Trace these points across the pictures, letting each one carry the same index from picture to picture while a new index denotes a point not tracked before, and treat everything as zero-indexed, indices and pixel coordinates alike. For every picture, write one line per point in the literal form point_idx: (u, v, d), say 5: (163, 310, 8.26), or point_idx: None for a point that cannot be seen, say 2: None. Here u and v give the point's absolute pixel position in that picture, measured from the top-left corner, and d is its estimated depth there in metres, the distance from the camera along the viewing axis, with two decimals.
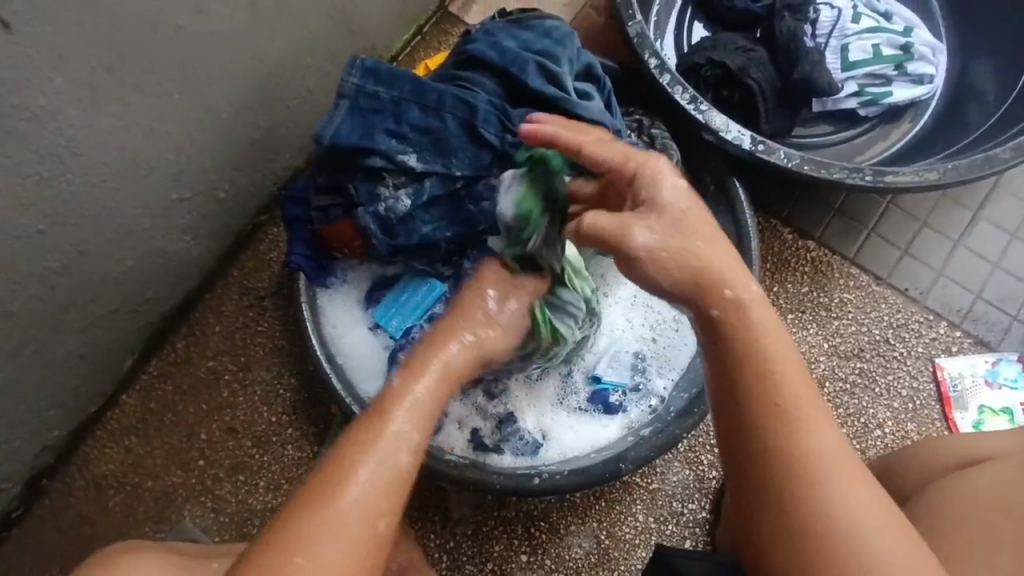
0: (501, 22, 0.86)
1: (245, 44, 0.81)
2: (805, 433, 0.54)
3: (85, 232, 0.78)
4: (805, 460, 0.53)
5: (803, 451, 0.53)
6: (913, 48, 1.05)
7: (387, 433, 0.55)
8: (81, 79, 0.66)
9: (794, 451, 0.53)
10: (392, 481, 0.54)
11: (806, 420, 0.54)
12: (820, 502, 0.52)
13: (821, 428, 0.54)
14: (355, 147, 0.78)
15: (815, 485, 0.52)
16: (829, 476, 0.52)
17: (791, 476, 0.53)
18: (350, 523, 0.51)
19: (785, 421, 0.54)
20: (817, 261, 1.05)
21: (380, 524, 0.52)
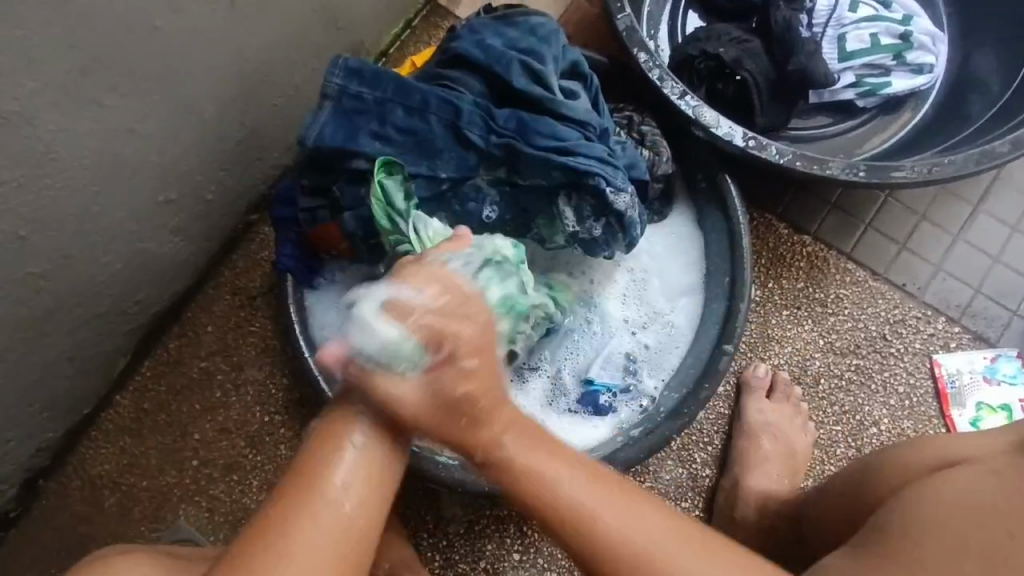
0: (486, 18, 0.84)
1: (226, 44, 0.80)
2: (568, 504, 0.59)
3: (68, 235, 0.77)
4: (619, 553, 0.58)
5: (586, 527, 0.58)
6: (913, 37, 1.02)
7: (339, 465, 0.57)
8: (56, 83, 0.65)
9: (589, 536, 0.58)
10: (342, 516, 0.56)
11: (589, 513, 0.59)
12: (639, 552, 0.58)
13: (600, 507, 0.59)
14: (339, 149, 0.78)
15: (628, 563, 0.58)
16: (640, 552, 0.58)
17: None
18: (330, 544, 0.55)
19: (570, 515, 0.59)
20: (813, 257, 1.03)
21: (358, 529, 0.56)
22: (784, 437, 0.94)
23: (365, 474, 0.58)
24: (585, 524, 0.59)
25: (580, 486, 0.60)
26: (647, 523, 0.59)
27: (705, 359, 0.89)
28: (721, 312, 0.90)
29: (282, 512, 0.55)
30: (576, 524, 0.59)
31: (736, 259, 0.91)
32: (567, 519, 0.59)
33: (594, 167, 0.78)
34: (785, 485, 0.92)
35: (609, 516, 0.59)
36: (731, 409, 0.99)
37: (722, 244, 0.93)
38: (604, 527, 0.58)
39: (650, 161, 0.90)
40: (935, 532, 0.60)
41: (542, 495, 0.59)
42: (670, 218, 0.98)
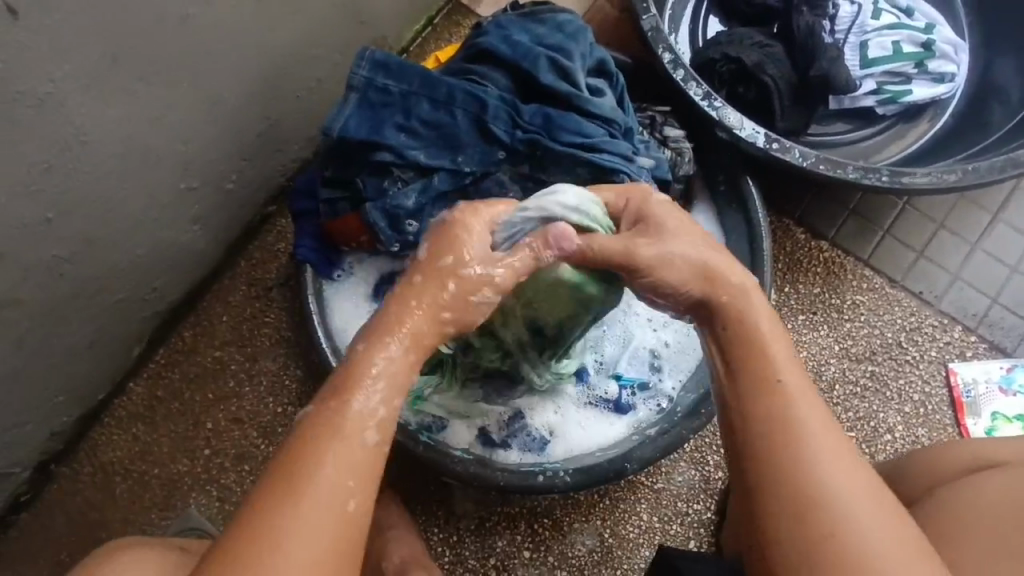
0: (513, 15, 0.85)
1: (254, 34, 0.81)
2: (816, 429, 0.54)
3: (92, 220, 0.78)
4: (807, 471, 0.52)
5: (807, 452, 0.53)
6: (935, 46, 1.02)
7: (354, 425, 0.52)
8: (89, 68, 0.66)
9: (795, 455, 0.53)
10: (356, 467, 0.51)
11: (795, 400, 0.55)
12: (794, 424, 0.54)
13: (818, 421, 0.55)
14: (363, 141, 0.78)
15: (826, 496, 0.51)
16: (835, 482, 0.52)
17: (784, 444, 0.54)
18: (321, 506, 0.48)
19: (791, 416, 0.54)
20: (830, 262, 1.03)
21: (349, 506, 0.50)
22: None
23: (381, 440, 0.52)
24: (793, 429, 0.54)
25: (794, 370, 0.57)
26: (841, 450, 0.54)
27: None
28: None
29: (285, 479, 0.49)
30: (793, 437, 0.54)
31: (756, 262, 0.90)
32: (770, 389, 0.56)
33: (618, 165, 0.79)
34: None
35: (818, 433, 0.54)
36: None
37: (742, 247, 0.93)
38: (820, 448, 0.53)
39: (672, 161, 0.90)
40: (966, 530, 0.60)
41: (758, 378, 0.56)
42: (692, 216, 0.98)
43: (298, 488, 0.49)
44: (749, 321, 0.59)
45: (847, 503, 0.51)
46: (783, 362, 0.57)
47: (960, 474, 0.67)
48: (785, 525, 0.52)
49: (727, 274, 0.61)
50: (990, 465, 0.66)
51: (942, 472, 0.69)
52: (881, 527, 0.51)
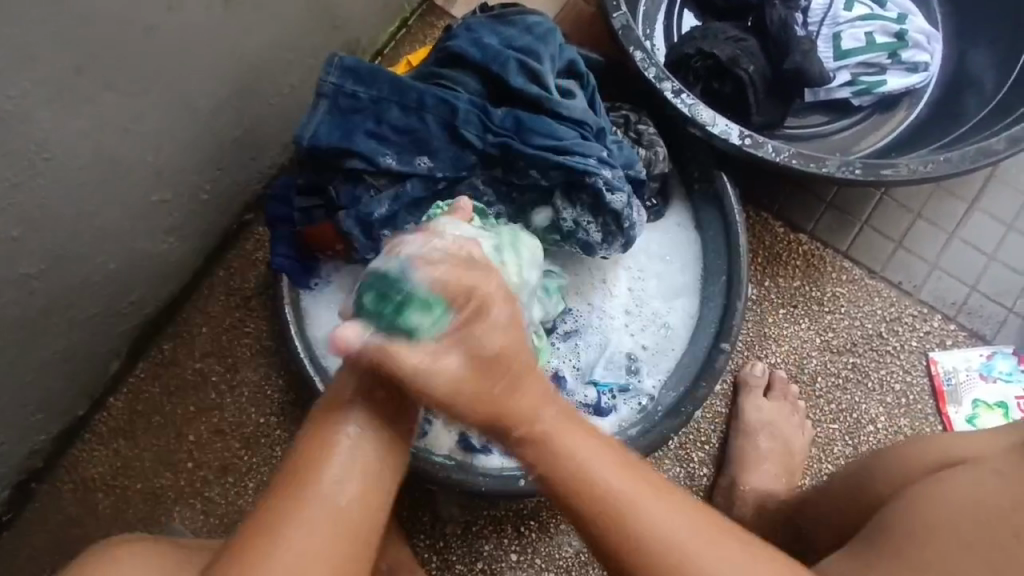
0: (483, 17, 0.84)
1: (221, 41, 0.80)
2: (602, 485, 0.57)
3: (62, 236, 0.77)
4: (669, 553, 0.56)
5: (660, 542, 0.56)
6: (908, 35, 1.02)
7: (335, 449, 0.59)
8: (50, 83, 0.65)
9: (621, 518, 0.57)
10: (345, 521, 0.57)
11: (623, 509, 0.57)
12: (657, 543, 0.56)
13: (644, 502, 0.57)
14: (333, 147, 0.77)
15: (643, 542, 0.56)
16: (647, 520, 0.57)
17: (601, 520, 0.57)
18: (316, 520, 0.56)
19: (572, 472, 0.57)
20: (809, 255, 1.03)
21: (339, 503, 0.57)
22: (781, 434, 0.94)
23: (363, 439, 0.60)
24: (624, 518, 0.57)
25: (613, 472, 0.58)
26: (685, 529, 0.57)
27: (701, 358, 0.89)
28: (719, 310, 0.90)
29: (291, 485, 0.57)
30: (588, 495, 0.57)
31: (732, 260, 0.90)
32: (586, 492, 0.57)
33: (590, 167, 0.78)
34: (783, 485, 0.91)
35: (709, 569, 0.56)
36: (729, 408, 0.98)
37: (719, 244, 0.93)
38: (639, 508, 0.57)
39: (646, 160, 0.90)
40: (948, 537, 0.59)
41: (550, 450, 0.58)
42: (666, 217, 0.98)
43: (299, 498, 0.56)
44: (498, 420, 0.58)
45: (699, 562, 0.56)
46: (599, 468, 0.58)
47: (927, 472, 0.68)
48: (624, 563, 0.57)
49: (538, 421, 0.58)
50: (955, 462, 0.67)
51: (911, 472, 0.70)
52: (728, 565, 0.56)
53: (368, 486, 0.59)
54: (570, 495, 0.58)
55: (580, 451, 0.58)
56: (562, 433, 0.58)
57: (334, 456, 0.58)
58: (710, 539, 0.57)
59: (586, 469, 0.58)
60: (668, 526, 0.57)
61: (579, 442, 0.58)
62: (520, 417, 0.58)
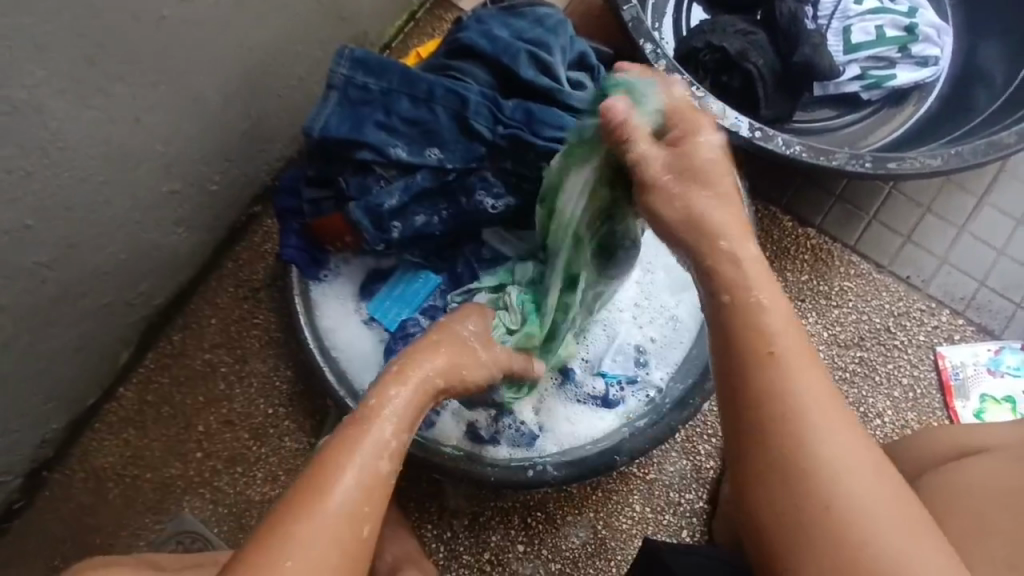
0: (494, 9, 0.84)
1: (232, 32, 0.80)
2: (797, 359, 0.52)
3: (74, 225, 0.77)
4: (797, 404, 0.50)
5: (822, 472, 0.48)
6: (918, 29, 1.02)
7: (366, 446, 0.56)
8: (63, 72, 0.65)
9: (788, 422, 0.50)
10: (376, 487, 0.54)
11: (795, 377, 0.51)
12: (817, 458, 0.49)
13: (805, 366, 0.52)
14: (344, 139, 0.78)
15: (835, 481, 0.48)
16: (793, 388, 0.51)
17: (768, 418, 0.50)
18: (330, 525, 0.51)
19: (774, 371, 0.51)
20: (817, 249, 1.03)
21: (362, 526, 0.52)
22: None
23: (390, 463, 0.56)
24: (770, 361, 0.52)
25: (801, 353, 0.52)
26: (844, 435, 0.50)
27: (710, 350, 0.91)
28: None
29: (309, 489, 0.53)
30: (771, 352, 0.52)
31: None
32: (779, 366, 0.51)
33: None
34: None
35: (855, 491, 0.48)
36: None
37: None
38: (793, 361, 0.52)
39: None
40: (954, 521, 0.59)
41: (734, 284, 0.55)
42: None
43: (318, 498, 0.52)
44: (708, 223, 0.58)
45: (863, 495, 0.48)
46: (786, 337, 0.53)
47: (943, 460, 0.68)
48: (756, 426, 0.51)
49: (755, 288, 0.55)
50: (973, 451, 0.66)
51: (923, 462, 0.70)
52: (860, 453, 0.49)
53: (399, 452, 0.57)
54: (749, 361, 0.52)
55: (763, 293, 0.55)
56: (748, 273, 0.56)
57: (356, 451, 0.55)
58: (851, 449, 0.49)
59: (774, 333, 0.53)
60: (863, 485, 0.48)
61: (793, 335, 0.53)
62: (726, 226, 0.58)
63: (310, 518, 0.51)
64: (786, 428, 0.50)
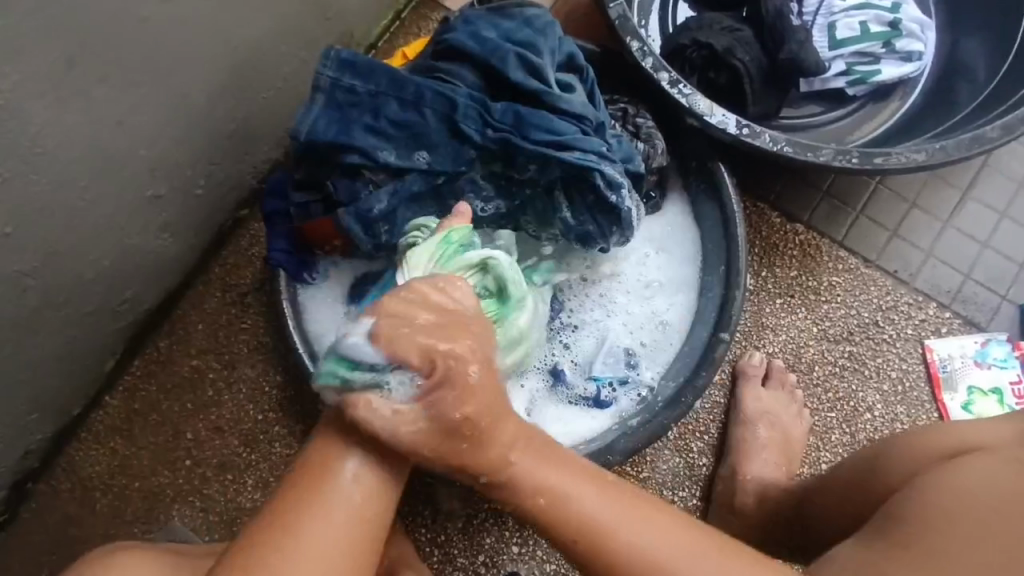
0: (481, 9, 0.83)
1: (214, 34, 0.79)
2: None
3: (55, 232, 0.76)
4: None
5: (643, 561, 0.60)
6: (902, 25, 1.02)
7: (331, 491, 0.59)
8: (40, 75, 0.64)
9: (594, 540, 0.60)
10: (343, 517, 0.58)
11: (596, 526, 0.60)
12: (643, 555, 0.60)
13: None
14: (331, 143, 0.77)
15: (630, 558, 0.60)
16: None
17: (592, 550, 0.60)
18: (306, 552, 0.56)
19: (588, 531, 0.60)
20: (805, 245, 1.03)
21: (336, 564, 0.56)
22: (780, 425, 0.95)
23: (360, 489, 0.59)
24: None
25: (612, 508, 0.61)
26: (651, 532, 0.61)
27: (702, 347, 0.89)
28: (717, 302, 0.90)
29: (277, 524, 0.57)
30: (558, 519, 0.61)
31: (731, 251, 0.90)
32: (597, 530, 0.60)
33: (592, 162, 0.78)
34: (781, 473, 0.93)
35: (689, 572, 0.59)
36: (727, 398, 0.99)
37: (717, 235, 0.93)
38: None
39: (645, 154, 0.90)
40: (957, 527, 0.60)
41: (553, 490, 0.61)
42: (665, 208, 0.97)
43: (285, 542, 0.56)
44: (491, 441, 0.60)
45: (677, 564, 0.60)
46: (596, 504, 0.61)
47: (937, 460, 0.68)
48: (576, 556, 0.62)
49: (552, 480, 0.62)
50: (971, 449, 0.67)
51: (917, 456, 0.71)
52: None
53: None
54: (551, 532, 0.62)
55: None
56: (538, 472, 0.62)
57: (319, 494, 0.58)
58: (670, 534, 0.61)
59: (578, 514, 0.61)
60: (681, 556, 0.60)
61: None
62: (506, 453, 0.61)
63: (274, 543, 0.56)
64: (596, 543, 0.60)
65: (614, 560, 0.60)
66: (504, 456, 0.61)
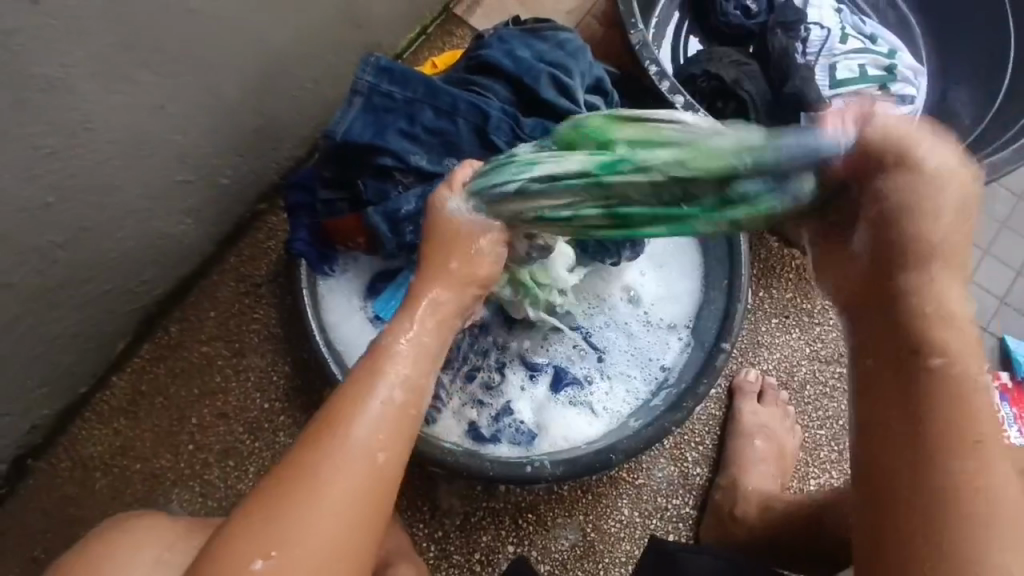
0: (516, 30, 0.89)
1: (256, 32, 0.83)
2: (948, 332, 0.50)
3: (89, 208, 0.78)
4: (965, 451, 0.48)
5: (960, 423, 0.49)
6: (897, 70, 1.11)
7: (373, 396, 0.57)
8: (97, 56, 0.67)
9: (940, 392, 0.49)
10: (379, 431, 0.56)
11: (977, 374, 0.50)
12: (963, 419, 0.49)
13: (944, 465, 0.48)
14: (367, 144, 0.81)
15: (972, 463, 0.48)
16: (981, 415, 0.49)
17: (919, 404, 0.50)
18: (341, 466, 0.54)
19: (931, 363, 0.50)
20: (801, 269, 1.09)
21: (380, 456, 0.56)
22: (774, 438, 1.00)
23: (400, 404, 0.58)
24: (976, 450, 0.48)
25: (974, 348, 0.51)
26: (983, 402, 0.50)
27: (702, 357, 0.94)
28: (719, 314, 0.95)
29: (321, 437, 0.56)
30: (917, 328, 0.50)
31: (734, 265, 0.95)
32: (923, 341, 0.50)
33: None
34: (779, 483, 0.97)
35: (995, 473, 0.48)
36: (724, 411, 1.05)
37: (721, 251, 0.97)
38: (972, 410, 0.49)
39: None
40: None
41: (937, 322, 0.50)
42: None
43: (325, 447, 0.55)
44: (931, 316, 0.50)
45: (996, 477, 0.48)
46: (960, 344, 0.50)
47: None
48: (902, 425, 0.50)
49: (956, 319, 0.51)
50: None
51: None
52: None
53: (391, 423, 0.57)
54: (894, 342, 0.52)
55: (942, 230, 0.50)
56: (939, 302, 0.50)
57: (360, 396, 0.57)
58: (988, 447, 0.49)
59: (964, 362, 0.50)
60: (1000, 455, 0.49)
61: (960, 389, 0.49)
62: (967, 321, 0.51)
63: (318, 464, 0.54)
64: (931, 410, 0.49)
65: (960, 399, 0.49)
66: (924, 274, 0.50)
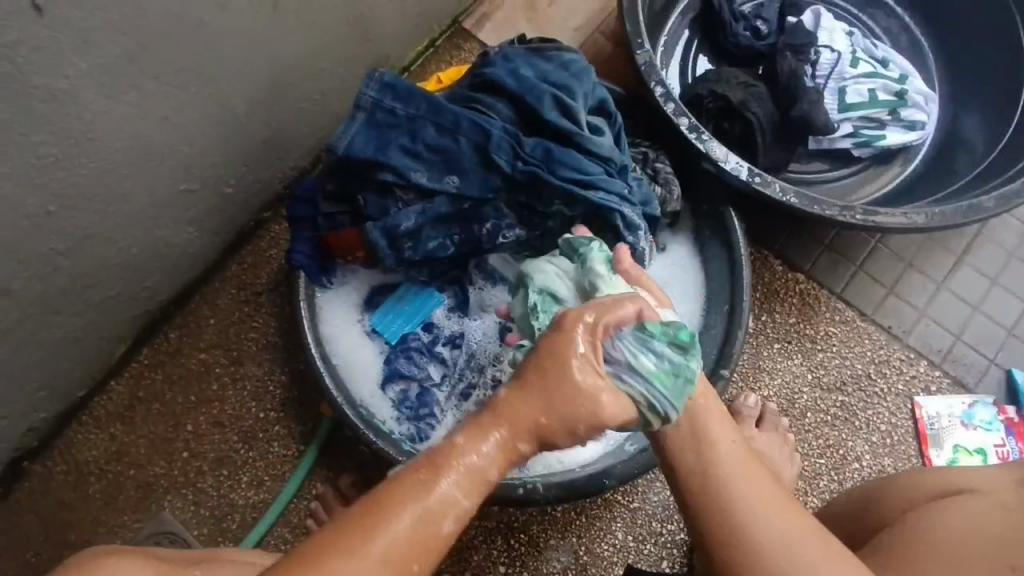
0: (521, 48, 0.88)
1: (264, 44, 0.83)
2: (708, 423, 0.59)
3: (92, 216, 0.79)
4: (741, 517, 0.55)
5: (732, 498, 0.56)
6: (907, 95, 1.10)
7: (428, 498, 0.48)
8: (103, 67, 0.67)
9: (704, 482, 0.57)
10: (418, 536, 0.48)
11: (722, 447, 0.58)
12: (733, 491, 0.56)
13: (745, 473, 0.57)
14: (368, 159, 0.81)
15: (749, 523, 0.55)
16: (739, 481, 0.56)
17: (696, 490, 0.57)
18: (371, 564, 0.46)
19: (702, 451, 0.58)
20: (805, 294, 1.08)
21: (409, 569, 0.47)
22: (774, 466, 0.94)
23: (450, 518, 0.49)
24: (736, 514, 0.55)
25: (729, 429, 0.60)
26: (744, 465, 0.58)
27: None
28: (720, 338, 0.93)
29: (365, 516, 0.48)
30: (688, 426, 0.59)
31: (735, 290, 0.94)
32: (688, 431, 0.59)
33: (611, 202, 0.83)
34: None
35: (766, 525, 0.55)
36: None
37: (721, 274, 0.97)
38: (739, 479, 0.57)
39: (662, 197, 0.96)
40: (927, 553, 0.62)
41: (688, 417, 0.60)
42: (668, 248, 1.02)
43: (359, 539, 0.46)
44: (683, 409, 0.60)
45: (770, 528, 0.54)
46: (715, 429, 0.60)
47: (929, 498, 0.70)
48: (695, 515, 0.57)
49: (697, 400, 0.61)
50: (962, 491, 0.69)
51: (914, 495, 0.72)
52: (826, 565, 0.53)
53: (416, 545, 0.47)
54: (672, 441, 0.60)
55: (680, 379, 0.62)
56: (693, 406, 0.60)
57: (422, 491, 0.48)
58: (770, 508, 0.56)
59: (709, 429, 0.59)
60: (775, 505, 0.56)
61: (718, 406, 0.61)
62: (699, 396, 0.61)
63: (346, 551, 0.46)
64: (703, 489, 0.57)
65: (730, 487, 0.56)
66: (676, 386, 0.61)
